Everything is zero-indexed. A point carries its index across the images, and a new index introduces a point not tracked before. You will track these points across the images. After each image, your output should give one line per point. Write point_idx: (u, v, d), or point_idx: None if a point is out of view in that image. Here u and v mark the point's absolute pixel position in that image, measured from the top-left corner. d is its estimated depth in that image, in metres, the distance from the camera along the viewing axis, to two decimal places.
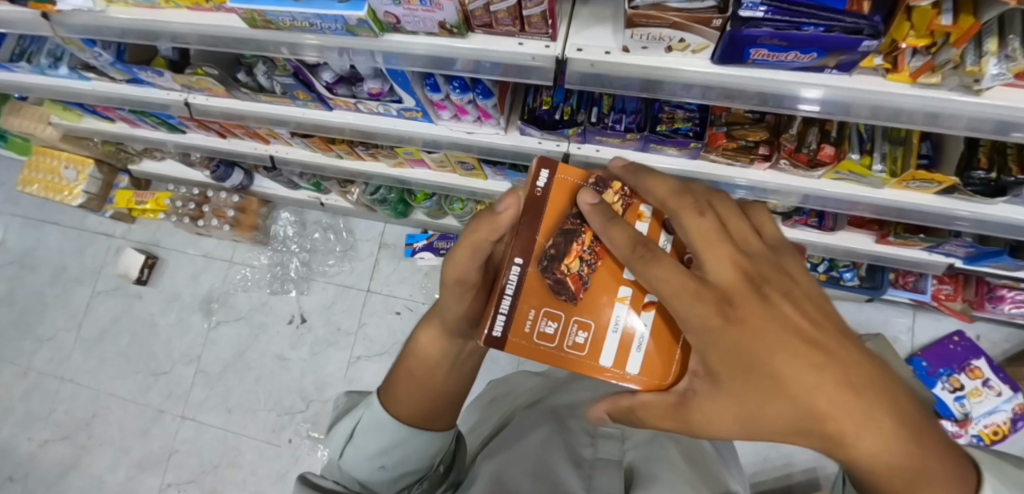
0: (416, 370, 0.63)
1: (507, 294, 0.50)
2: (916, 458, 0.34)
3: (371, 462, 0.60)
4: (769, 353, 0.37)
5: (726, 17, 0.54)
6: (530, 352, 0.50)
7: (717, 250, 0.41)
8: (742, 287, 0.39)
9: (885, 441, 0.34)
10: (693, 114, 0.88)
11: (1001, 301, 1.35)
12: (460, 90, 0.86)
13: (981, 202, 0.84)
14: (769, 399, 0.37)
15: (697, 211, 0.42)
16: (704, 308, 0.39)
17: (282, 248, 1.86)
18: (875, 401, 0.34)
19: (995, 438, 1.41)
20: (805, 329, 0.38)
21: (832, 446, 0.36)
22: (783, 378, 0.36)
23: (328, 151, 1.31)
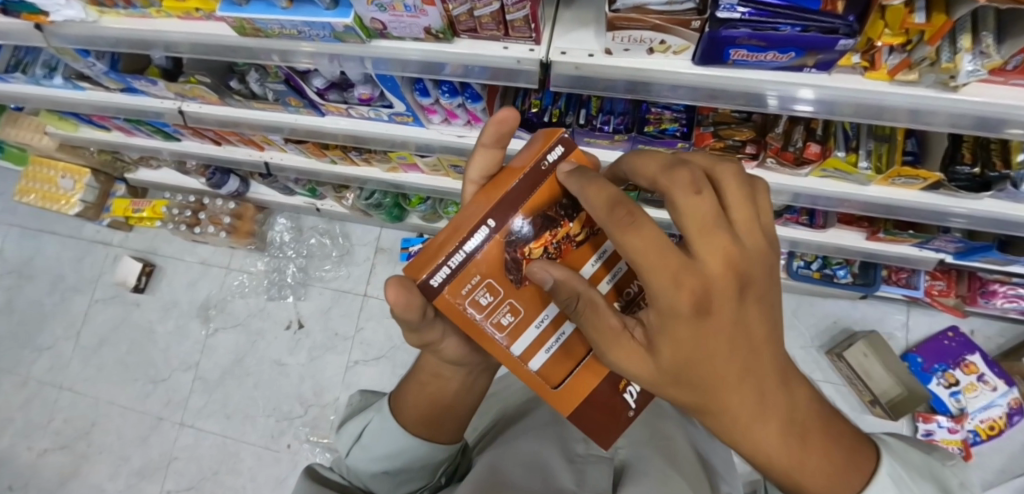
0: (426, 385, 0.64)
1: (464, 249, 0.49)
2: (792, 455, 0.37)
3: (374, 465, 0.63)
4: (718, 350, 0.35)
5: (705, 19, 0.55)
6: (453, 312, 0.50)
7: (712, 241, 0.34)
8: (726, 284, 0.35)
9: (784, 450, 0.37)
10: (680, 114, 0.89)
11: (993, 296, 1.36)
12: (449, 94, 0.86)
13: (968, 198, 0.85)
14: (697, 386, 0.37)
15: (694, 191, 0.34)
16: (681, 295, 0.34)
17: (279, 254, 1.87)
18: (774, 403, 0.37)
19: (991, 433, 1.42)
20: (756, 335, 0.36)
21: (724, 424, 0.38)
22: (719, 374, 0.36)
23: (322, 157, 1.32)
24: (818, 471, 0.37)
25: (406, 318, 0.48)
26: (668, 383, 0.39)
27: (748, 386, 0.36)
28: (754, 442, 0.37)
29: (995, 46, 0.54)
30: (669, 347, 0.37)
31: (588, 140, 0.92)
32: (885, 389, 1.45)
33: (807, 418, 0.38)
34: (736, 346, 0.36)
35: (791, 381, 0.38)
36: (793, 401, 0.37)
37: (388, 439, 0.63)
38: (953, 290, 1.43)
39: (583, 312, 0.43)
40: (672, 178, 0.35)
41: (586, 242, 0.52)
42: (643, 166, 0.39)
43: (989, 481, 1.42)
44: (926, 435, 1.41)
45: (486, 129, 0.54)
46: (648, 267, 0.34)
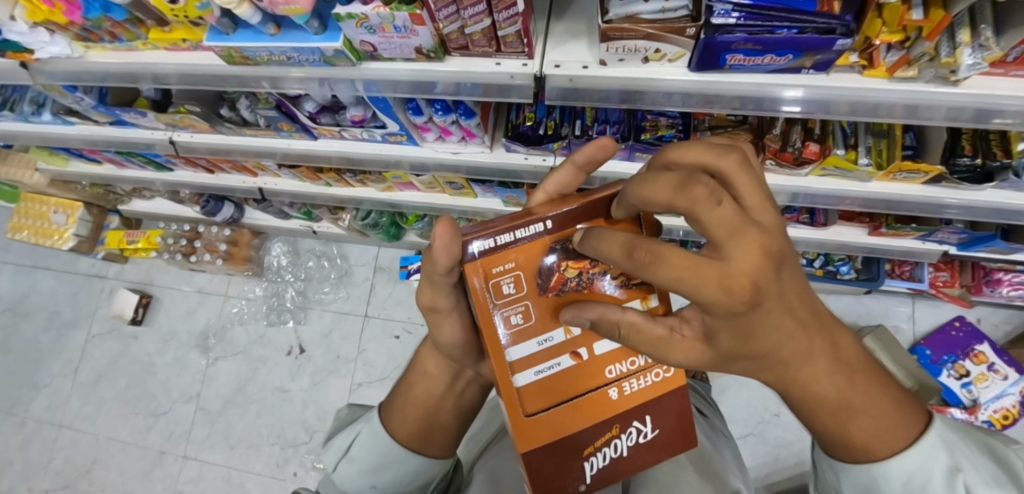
0: (416, 387, 0.63)
1: (515, 234, 0.48)
2: (845, 392, 0.41)
3: (362, 478, 0.63)
4: (775, 328, 0.35)
5: (699, 25, 0.54)
6: (474, 285, 0.48)
7: (746, 238, 0.31)
8: (767, 274, 0.32)
9: (832, 388, 0.40)
10: (675, 120, 0.88)
11: (999, 285, 1.34)
12: (442, 112, 0.85)
13: (969, 189, 0.84)
14: (758, 359, 0.38)
15: (717, 201, 0.30)
16: (733, 299, 0.32)
17: (277, 278, 1.84)
18: (821, 356, 0.39)
19: (1006, 423, 1.39)
20: (799, 308, 0.36)
21: (786, 383, 0.40)
22: (779, 346, 0.37)
23: (316, 180, 1.31)
24: (866, 402, 0.41)
25: (435, 258, 0.47)
26: (729, 362, 0.39)
27: (799, 345, 0.37)
28: (809, 389, 0.40)
29: (994, 38, 0.54)
30: (729, 338, 0.36)
31: None
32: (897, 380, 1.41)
33: (848, 356, 0.41)
34: (786, 321, 0.36)
35: (832, 331, 0.40)
36: (832, 341, 0.40)
37: (390, 456, 0.62)
38: (957, 280, 1.41)
39: (630, 340, 0.42)
40: (689, 196, 0.30)
41: (620, 290, 0.49)
42: (654, 194, 0.33)
43: None
44: None
45: (583, 148, 0.50)
46: (694, 286, 0.31)
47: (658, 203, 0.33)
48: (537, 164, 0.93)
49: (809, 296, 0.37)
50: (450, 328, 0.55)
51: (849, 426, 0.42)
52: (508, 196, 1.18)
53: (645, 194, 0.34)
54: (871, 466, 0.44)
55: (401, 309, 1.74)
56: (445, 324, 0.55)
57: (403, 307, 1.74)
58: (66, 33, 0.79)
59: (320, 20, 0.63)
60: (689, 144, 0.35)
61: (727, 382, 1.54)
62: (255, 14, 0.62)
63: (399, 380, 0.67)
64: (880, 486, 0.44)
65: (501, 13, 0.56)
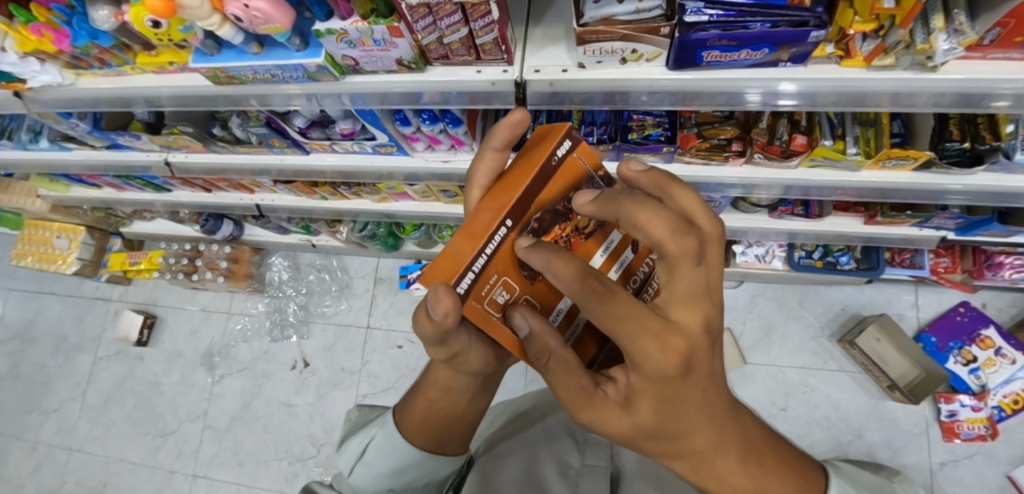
0: (435, 401, 0.58)
1: (485, 253, 0.43)
2: (764, 490, 0.36)
3: (379, 482, 0.63)
4: (693, 405, 0.35)
5: (673, 24, 0.55)
6: (477, 316, 0.45)
7: (697, 304, 0.33)
8: (703, 344, 0.34)
9: (748, 483, 0.36)
10: (661, 119, 0.89)
11: (1001, 268, 1.31)
12: (430, 122, 0.85)
13: (961, 174, 0.84)
14: (669, 437, 0.36)
15: (696, 261, 0.32)
16: (663, 352, 0.33)
17: (279, 294, 1.85)
18: (736, 447, 0.36)
19: (1016, 408, 1.39)
20: (716, 389, 0.36)
21: (698, 472, 0.37)
22: (690, 427, 0.35)
23: (312, 194, 1.32)
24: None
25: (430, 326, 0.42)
26: (648, 438, 0.37)
27: (713, 427, 0.36)
28: (725, 487, 0.36)
29: (968, 23, 0.54)
30: (649, 402, 0.35)
31: None
32: (902, 372, 1.41)
33: (760, 447, 0.38)
34: (703, 398, 0.35)
35: (743, 416, 0.38)
36: (751, 434, 0.38)
37: (394, 465, 0.61)
38: (959, 265, 1.38)
39: (553, 372, 0.40)
40: (682, 242, 0.32)
41: (595, 232, 0.49)
42: (647, 223, 0.33)
43: (1020, 457, 1.38)
44: (950, 416, 1.39)
45: (497, 132, 0.49)
46: (629, 331, 0.33)
47: (642, 234, 0.34)
48: None
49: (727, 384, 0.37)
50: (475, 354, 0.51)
51: None
52: None
53: (629, 222, 0.34)
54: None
55: (402, 319, 1.73)
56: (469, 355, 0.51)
57: (404, 317, 1.73)
58: (56, 61, 0.81)
59: (301, 37, 0.64)
60: (677, 194, 0.35)
61: (732, 377, 1.54)
62: (237, 34, 0.63)
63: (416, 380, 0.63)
64: None
65: (478, 22, 0.57)
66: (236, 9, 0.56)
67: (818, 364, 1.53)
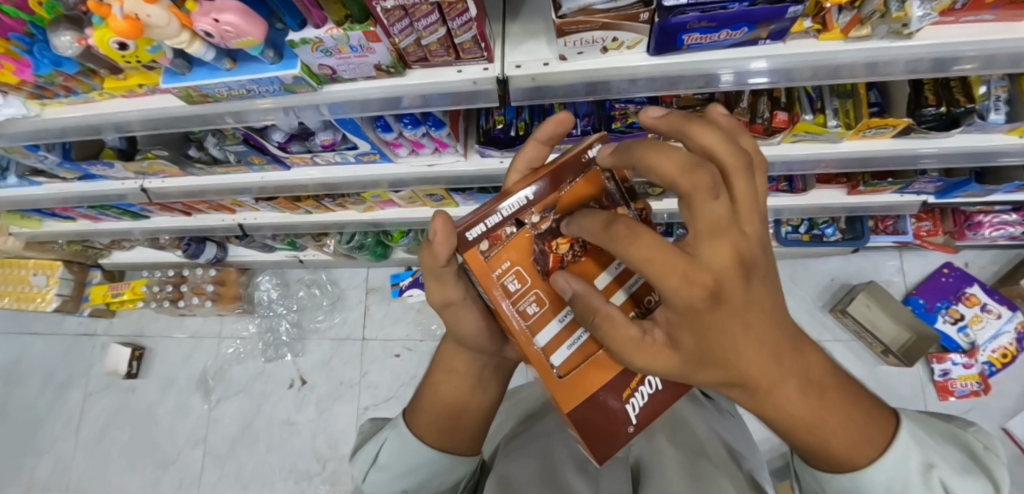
0: (440, 385, 0.62)
1: (502, 212, 0.49)
2: (820, 411, 0.37)
3: (395, 485, 0.61)
4: (739, 337, 0.34)
5: (652, 9, 0.55)
6: (481, 274, 0.48)
7: (723, 240, 0.31)
8: (734, 276, 0.32)
9: (807, 409, 0.37)
10: (643, 106, 0.87)
11: (980, 227, 1.34)
12: (412, 125, 0.84)
13: (938, 137, 0.86)
14: (721, 371, 0.35)
15: (714, 195, 0.31)
16: (694, 291, 0.31)
17: (269, 313, 1.79)
18: (792, 375, 0.36)
19: (1005, 361, 1.43)
20: (764, 317, 0.35)
21: (755, 400, 0.37)
22: (740, 365, 0.34)
23: (295, 209, 1.29)
24: (839, 430, 0.38)
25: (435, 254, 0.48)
26: (697, 371, 0.36)
27: (767, 359, 0.35)
28: (782, 411, 0.37)
29: None
30: (689, 337, 0.35)
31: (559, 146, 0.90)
32: (894, 336, 1.45)
33: (822, 380, 0.38)
34: (752, 330, 0.34)
35: (804, 348, 0.37)
36: (808, 362, 0.37)
37: (408, 466, 0.61)
38: (940, 228, 1.41)
39: (602, 328, 0.39)
40: (694, 180, 0.30)
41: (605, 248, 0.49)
42: (659, 163, 0.31)
43: (1011, 409, 1.42)
44: (943, 376, 1.43)
45: (544, 125, 0.51)
46: (656, 274, 0.31)
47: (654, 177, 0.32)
48: None
49: (778, 313, 0.36)
50: (468, 321, 0.58)
51: (828, 449, 0.38)
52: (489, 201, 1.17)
53: (643, 164, 0.33)
54: (850, 473, 0.40)
55: (398, 327, 1.70)
56: (462, 315, 0.57)
57: (400, 325, 1.70)
58: (19, 92, 0.78)
59: (274, 49, 0.63)
60: (697, 133, 0.34)
61: None
62: (208, 51, 0.61)
63: (423, 381, 0.66)
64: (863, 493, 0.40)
65: (455, 20, 0.56)
66: (205, 25, 0.54)
67: (815, 336, 1.55)
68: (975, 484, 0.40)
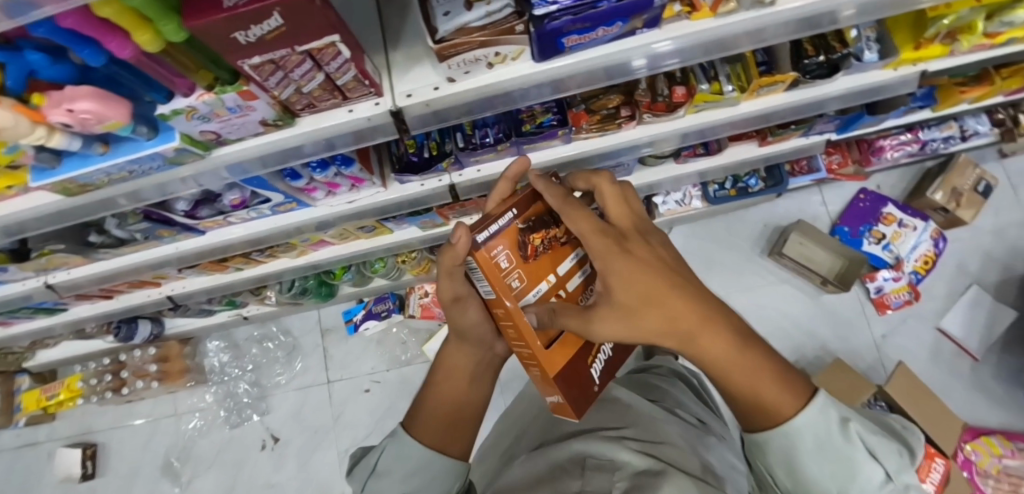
0: (441, 383, 0.67)
1: (494, 223, 0.58)
2: (745, 353, 0.43)
3: (391, 491, 0.59)
4: (651, 271, 0.46)
5: (525, 20, 0.55)
6: (484, 264, 0.56)
7: (620, 213, 0.53)
8: (632, 231, 0.51)
9: (733, 351, 0.43)
10: (549, 104, 0.87)
11: (883, 151, 1.44)
12: (320, 169, 0.82)
13: (823, 84, 0.92)
14: (648, 305, 0.45)
15: (613, 184, 0.54)
16: (606, 238, 0.49)
17: (223, 379, 1.67)
18: (712, 315, 0.44)
19: (927, 268, 1.56)
20: (672, 266, 0.48)
21: (688, 345, 0.44)
22: (657, 291, 0.44)
23: (224, 269, 1.23)
24: (766, 371, 0.44)
25: (448, 250, 0.58)
26: (638, 316, 0.45)
27: (682, 292, 0.44)
28: (714, 350, 0.43)
29: None
30: (617, 279, 0.46)
31: (475, 159, 0.89)
32: (829, 266, 1.57)
33: (744, 329, 0.45)
34: (661, 269, 0.46)
35: (722, 307, 0.46)
36: (726, 312, 0.45)
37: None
38: (848, 160, 1.48)
39: (563, 312, 0.53)
40: (597, 177, 0.54)
41: (568, 243, 0.63)
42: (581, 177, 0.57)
43: (938, 309, 1.56)
44: (877, 293, 1.55)
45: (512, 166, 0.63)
46: (584, 231, 0.51)
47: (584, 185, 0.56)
48: (434, 186, 0.91)
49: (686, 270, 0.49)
50: (472, 312, 0.66)
51: (760, 400, 0.43)
52: (423, 222, 1.15)
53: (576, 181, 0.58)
54: (779, 430, 0.44)
55: (363, 362, 1.63)
56: (467, 308, 0.65)
57: (364, 359, 1.63)
58: None
59: (148, 124, 0.59)
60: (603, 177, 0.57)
61: None
62: (74, 140, 0.56)
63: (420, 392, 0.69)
64: (798, 451, 0.43)
65: (331, 64, 0.54)
66: (60, 116, 0.49)
67: (761, 281, 1.62)
68: (892, 442, 0.44)
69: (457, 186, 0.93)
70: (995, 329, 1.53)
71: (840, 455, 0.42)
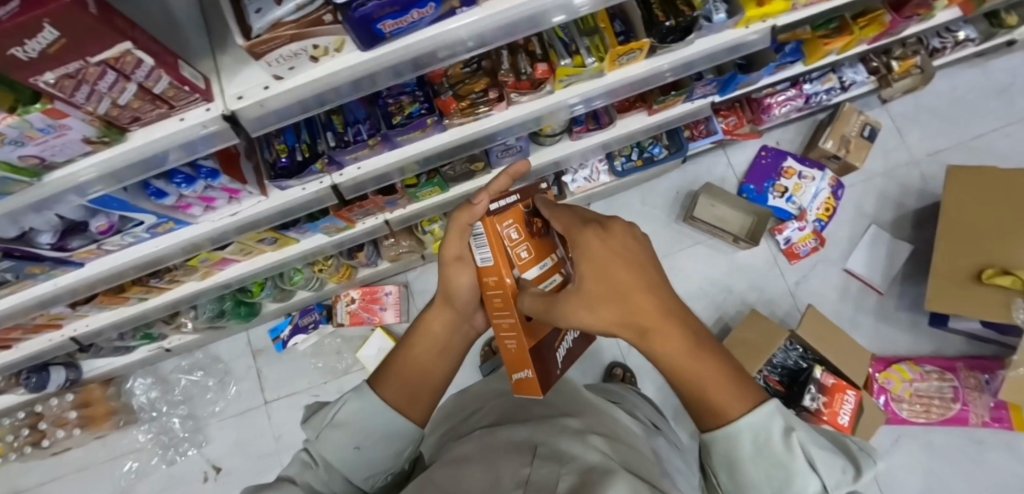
0: (416, 346, 0.70)
1: (503, 201, 0.70)
2: (689, 352, 0.47)
3: (346, 442, 0.58)
4: (617, 268, 0.50)
5: (331, 8, 0.55)
6: (489, 229, 0.67)
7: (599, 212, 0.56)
8: (608, 226, 0.54)
9: (679, 348, 0.47)
10: (416, 93, 0.87)
11: (771, 109, 1.50)
12: (187, 183, 0.79)
13: (682, 49, 0.93)
14: (607, 298, 0.49)
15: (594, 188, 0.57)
16: (585, 232, 0.54)
17: (155, 416, 1.60)
18: (664, 312, 0.48)
19: (829, 214, 1.65)
20: (640, 263, 0.51)
21: (641, 338, 0.48)
22: (618, 286, 0.49)
23: (126, 301, 1.17)
24: (710, 370, 0.47)
25: (464, 210, 0.68)
26: (601, 307, 0.50)
27: (641, 291, 0.48)
28: (662, 345, 0.47)
29: None
30: (586, 272, 0.51)
31: (352, 156, 0.88)
32: (740, 224, 1.65)
33: (694, 328, 0.49)
34: (628, 266, 0.50)
35: (678, 307, 0.49)
36: (679, 312, 0.49)
37: None
38: (743, 120, 1.54)
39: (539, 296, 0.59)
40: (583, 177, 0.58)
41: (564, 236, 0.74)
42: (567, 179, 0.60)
43: (843, 252, 1.66)
44: (787, 244, 1.63)
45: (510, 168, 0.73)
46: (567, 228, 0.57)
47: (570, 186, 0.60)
48: (316, 189, 0.91)
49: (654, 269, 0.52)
50: (465, 277, 0.72)
51: (705, 398, 0.47)
52: (324, 227, 1.14)
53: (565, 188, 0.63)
54: (725, 429, 0.46)
55: (299, 378, 1.60)
56: (461, 272, 0.71)
57: (300, 376, 1.60)
58: None
59: None
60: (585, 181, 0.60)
61: None
62: None
63: (388, 360, 0.70)
64: (737, 452, 0.46)
65: (137, 73, 0.52)
66: None
67: (680, 246, 1.69)
68: (836, 459, 0.46)
69: (339, 185, 0.94)
70: (894, 263, 1.64)
71: (775, 459, 0.45)
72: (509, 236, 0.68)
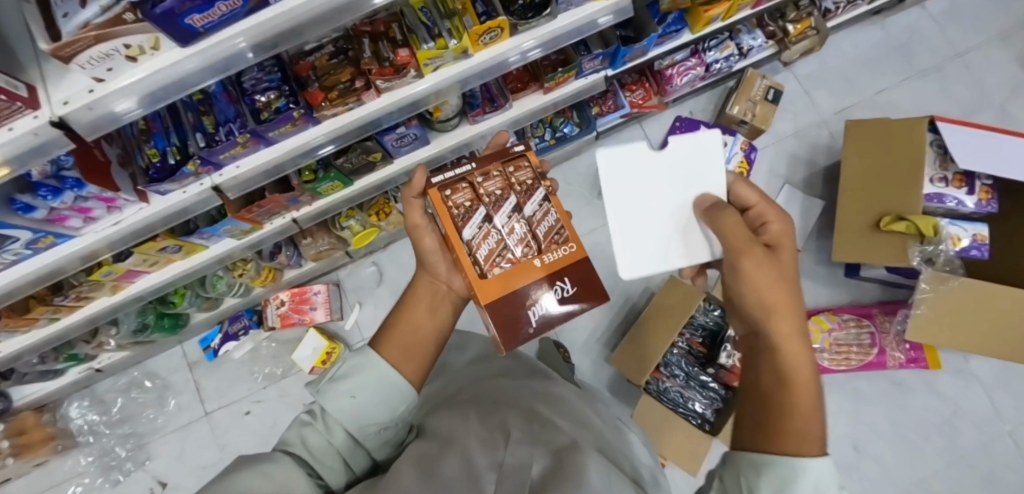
0: (414, 307, 0.72)
1: (454, 172, 0.79)
2: (803, 373, 0.53)
3: (342, 395, 0.58)
4: (788, 285, 0.59)
5: (131, 9, 0.55)
6: (436, 199, 0.76)
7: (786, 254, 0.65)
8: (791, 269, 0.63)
9: (802, 367, 0.54)
10: (280, 88, 0.88)
11: (673, 80, 1.55)
12: (53, 195, 0.77)
13: (543, 23, 0.94)
14: (773, 298, 0.58)
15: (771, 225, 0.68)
16: (780, 255, 0.63)
17: (95, 438, 1.59)
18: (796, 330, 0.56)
19: (743, 178, 1.72)
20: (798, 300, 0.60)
21: (779, 339, 0.56)
22: (787, 291, 0.58)
23: (34, 322, 1.13)
24: (807, 404, 0.51)
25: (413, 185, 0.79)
26: (774, 297, 0.58)
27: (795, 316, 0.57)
28: (791, 356, 0.54)
29: None
30: (771, 267, 0.60)
31: (224, 155, 0.90)
32: None
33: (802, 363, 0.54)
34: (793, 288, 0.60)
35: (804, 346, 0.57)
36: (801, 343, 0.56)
37: None
38: (650, 93, 1.61)
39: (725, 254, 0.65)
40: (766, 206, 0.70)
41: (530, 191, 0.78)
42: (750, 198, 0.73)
43: None
44: None
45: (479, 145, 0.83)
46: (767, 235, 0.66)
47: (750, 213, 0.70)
48: (198, 190, 0.95)
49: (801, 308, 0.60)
50: (428, 241, 0.78)
51: (795, 415, 0.49)
52: (228, 229, 1.15)
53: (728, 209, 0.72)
54: (792, 457, 0.45)
55: (237, 386, 1.61)
56: (424, 237, 0.78)
57: (239, 383, 1.61)
58: None
59: None
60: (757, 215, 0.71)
61: None
62: None
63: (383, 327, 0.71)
64: (793, 478, 0.43)
65: None
66: None
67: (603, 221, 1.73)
68: None
69: (221, 185, 0.97)
70: (809, 220, 1.71)
71: None
72: (456, 202, 0.77)
